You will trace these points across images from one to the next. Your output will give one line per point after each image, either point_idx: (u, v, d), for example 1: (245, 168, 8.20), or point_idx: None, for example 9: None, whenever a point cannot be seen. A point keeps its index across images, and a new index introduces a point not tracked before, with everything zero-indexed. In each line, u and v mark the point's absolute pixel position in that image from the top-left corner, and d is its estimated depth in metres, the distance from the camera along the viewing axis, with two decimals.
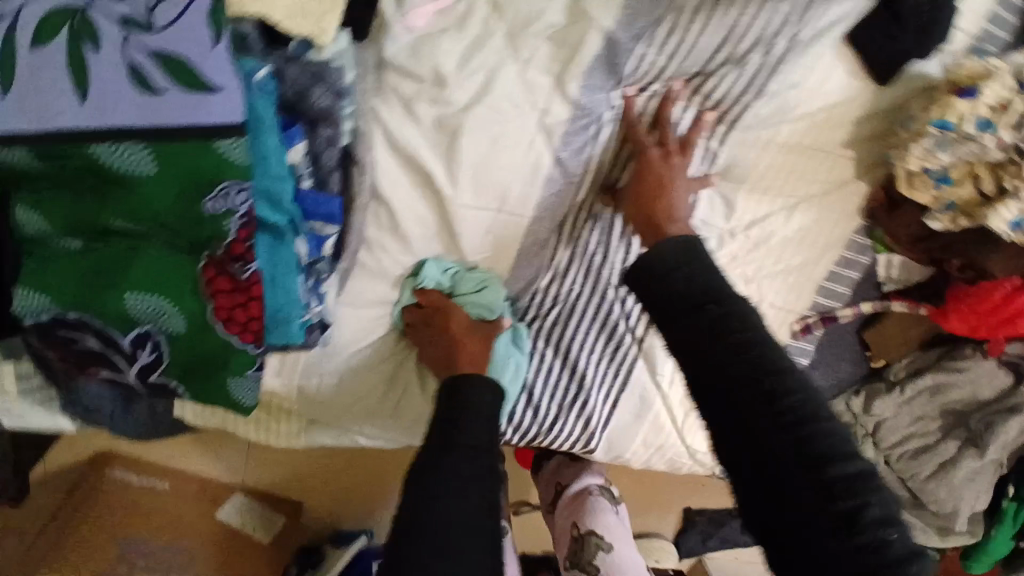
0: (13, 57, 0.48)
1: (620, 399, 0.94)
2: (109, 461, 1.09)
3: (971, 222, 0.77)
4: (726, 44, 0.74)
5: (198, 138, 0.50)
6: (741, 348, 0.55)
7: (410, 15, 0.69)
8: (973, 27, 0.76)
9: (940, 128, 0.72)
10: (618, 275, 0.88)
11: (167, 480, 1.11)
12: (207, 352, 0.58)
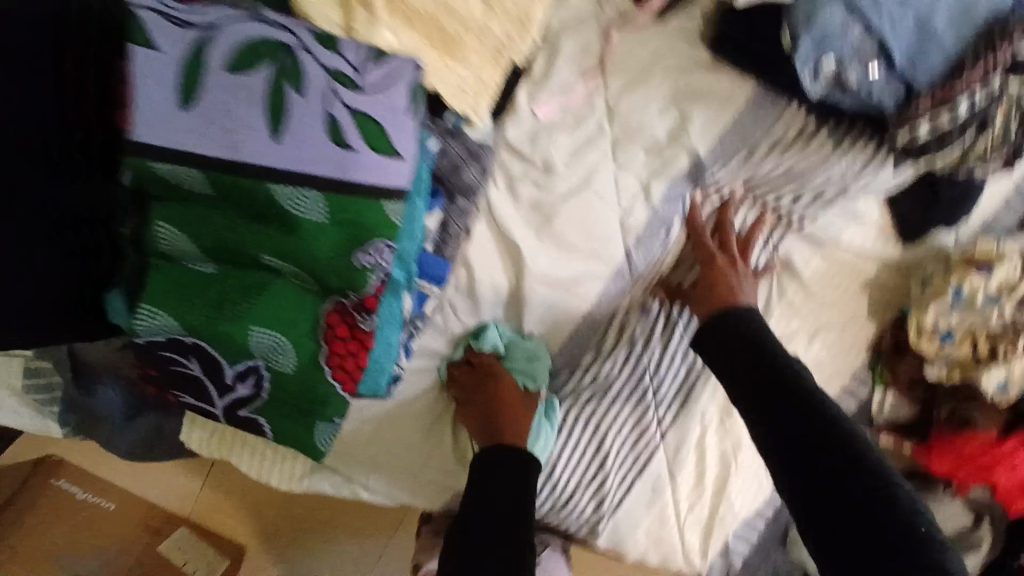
0: (207, 77, 0.47)
1: (636, 485, 0.91)
2: (57, 469, 1.03)
3: (962, 375, 0.88)
4: (792, 183, 0.80)
5: (374, 198, 0.51)
6: (780, 369, 0.68)
7: (538, 106, 0.75)
8: (988, 209, 0.86)
9: (956, 293, 0.83)
10: (657, 360, 0.88)
11: (114, 499, 1.05)
12: (306, 394, 0.59)
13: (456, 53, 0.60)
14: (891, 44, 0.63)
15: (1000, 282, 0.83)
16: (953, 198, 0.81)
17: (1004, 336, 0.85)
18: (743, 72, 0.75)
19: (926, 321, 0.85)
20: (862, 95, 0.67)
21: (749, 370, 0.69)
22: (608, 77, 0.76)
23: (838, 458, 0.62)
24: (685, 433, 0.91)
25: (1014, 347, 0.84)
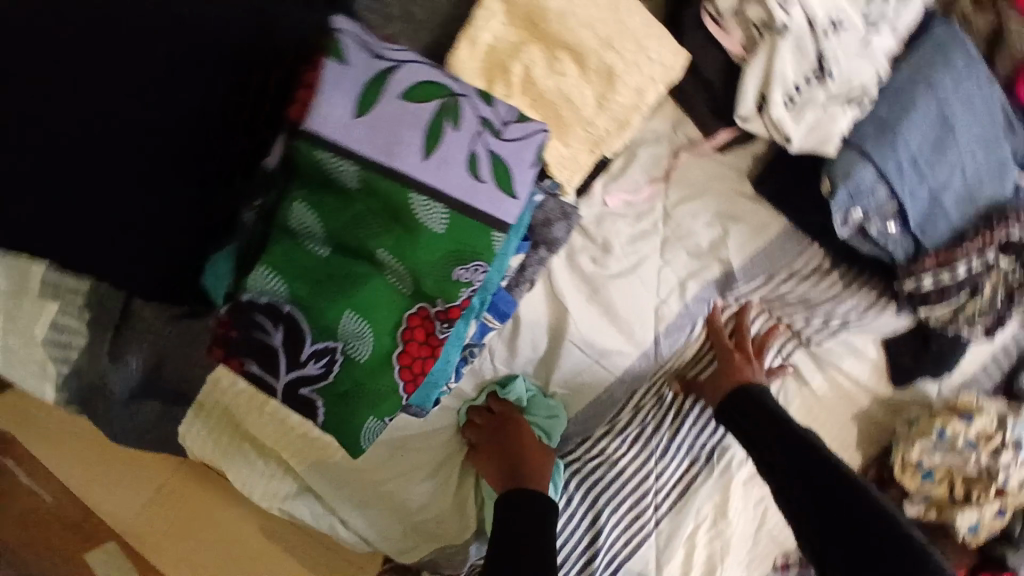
0: (384, 96, 0.57)
1: (623, 569, 0.90)
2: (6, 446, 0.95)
3: (938, 514, 0.94)
4: (808, 308, 0.91)
5: (486, 225, 0.60)
6: (769, 411, 0.86)
7: (609, 195, 0.83)
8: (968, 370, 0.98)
9: (940, 435, 0.90)
10: (664, 445, 0.91)
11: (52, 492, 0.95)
12: (366, 387, 0.62)
13: (564, 134, 0.71)
14: (908, 209, 0.74)
15: (981, 431, 0.91)
16: (943, 354, 0.91)
17: (977, 481, 0.92)
18: (779, 211, 0.87)
19: (911, 457, 0.92)
20: (877, 245, 0.77)
21: (765, 429, 0.84)
22: (670, 184, 0.85)
23: (829, 475, 0.79)
24: (678, 524, 0.92)
25: (986, 494, 0.91)
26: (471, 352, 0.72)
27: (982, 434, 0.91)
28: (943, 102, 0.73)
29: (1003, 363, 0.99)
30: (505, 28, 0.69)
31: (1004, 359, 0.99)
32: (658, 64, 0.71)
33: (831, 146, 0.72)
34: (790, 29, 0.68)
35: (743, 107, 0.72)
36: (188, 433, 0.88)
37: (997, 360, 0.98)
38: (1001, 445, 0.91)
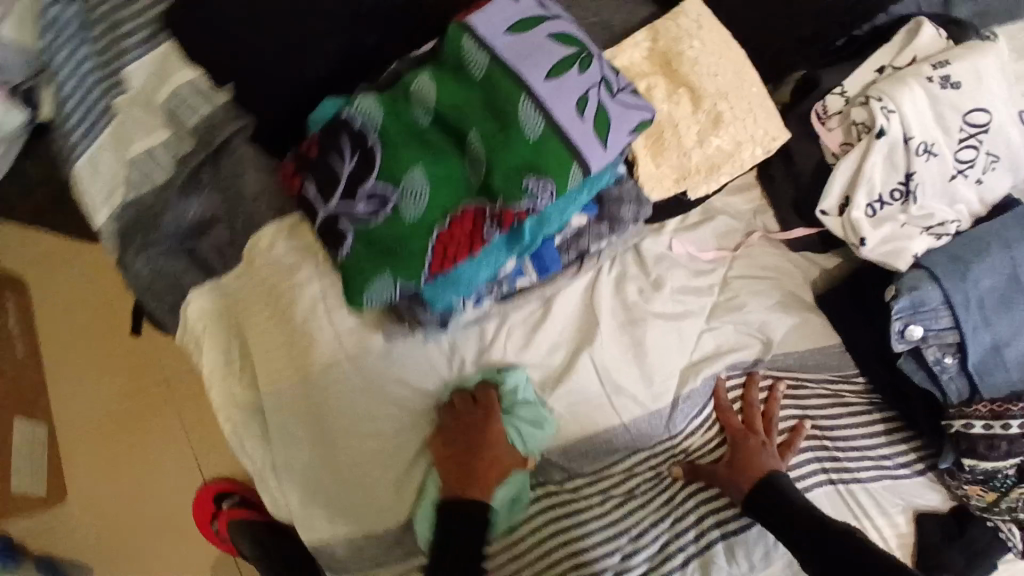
0: (535, 25, 0.66)
1: None
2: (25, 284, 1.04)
3: None
4: (846, 444, 0.81)
5: (570, 153, 0.62)
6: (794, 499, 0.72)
7: (676, 241, 0.82)
8: None
9: None
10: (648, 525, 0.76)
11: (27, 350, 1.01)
12: (396, 244, 0.62)
13: (660, 153, 0.74)
14: (969, 348, 0.71)
15: None
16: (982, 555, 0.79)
17: None
18: (837, 328, 0.84)
19: None
20: (931, 377, 0.72)
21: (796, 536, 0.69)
22: (738, 258, 0.83)
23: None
24: None
25: None
26: (496, 290, 0.69)
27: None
28: (1016, 257, 0.71)
29: None
30: (641, 60, 0.76)
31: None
32: (763, 129, 0.75)
33: (902, 261, 0.72)
34: (886, 135, 0.70)
35: (826, 200, 0.74)
36: (192, 304, 0.80)
37: None
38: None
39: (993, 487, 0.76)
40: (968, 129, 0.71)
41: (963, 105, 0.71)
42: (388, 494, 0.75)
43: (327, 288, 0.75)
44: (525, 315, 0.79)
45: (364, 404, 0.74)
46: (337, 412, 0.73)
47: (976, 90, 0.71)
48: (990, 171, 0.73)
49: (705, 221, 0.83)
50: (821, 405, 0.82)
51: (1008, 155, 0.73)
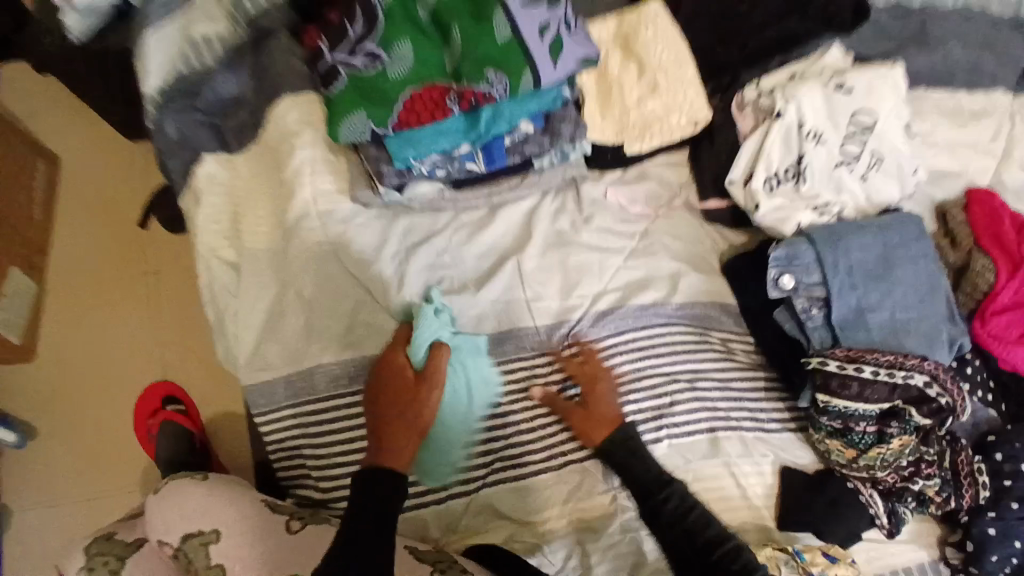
0: None
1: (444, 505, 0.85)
2: (84, 187, 1.41)
3: None
4: (733, 394, 0.91)
5: (525, 60, 0.80)
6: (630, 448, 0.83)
7: (610, 189, 0.98)
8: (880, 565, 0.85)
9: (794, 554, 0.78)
10: (543, 418, 0.88)
11: (67, 237, 1.38)
12: (374, 94, 0.80)
13: (607, 105, 0.94)
14: (834, 303, 0.84)
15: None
16: (845, 515, 0.84)
17: None
18: (735, 291, 0.95)
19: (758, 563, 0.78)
20: (800, 325, 0.87)
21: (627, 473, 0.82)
22: (660, 217, 0.99)
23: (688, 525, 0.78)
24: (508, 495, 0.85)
25: None
26: (448, 166, 0.87)
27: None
28: (886, 240, 0.86)
29: None
30: (607, 40, 0.96)
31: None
32: (689, 100, 0.94)
33: (787, 226, 0.89)
34: (784, 118, 0.88)
35: (735, 170, 0.92)
36: (202, 166, 1.04)
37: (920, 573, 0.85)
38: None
39: (852, 444, 0.83)
40: (853, 125, 0.89)
41: (853, 107, 0.89)
42: (307, 347, 0.92)
43: (316, 156, 0.94)
44: (471, 216, 0.94)
45: (320, 263, 0.92)
46: (295, 257, 0.92)
47: (866, 101, 0.89)
48: (873, 169, 0.90)
49: (640, 181, 1.00)
50: (701, 359, 0.91)
51: (891, 159, 0.91)
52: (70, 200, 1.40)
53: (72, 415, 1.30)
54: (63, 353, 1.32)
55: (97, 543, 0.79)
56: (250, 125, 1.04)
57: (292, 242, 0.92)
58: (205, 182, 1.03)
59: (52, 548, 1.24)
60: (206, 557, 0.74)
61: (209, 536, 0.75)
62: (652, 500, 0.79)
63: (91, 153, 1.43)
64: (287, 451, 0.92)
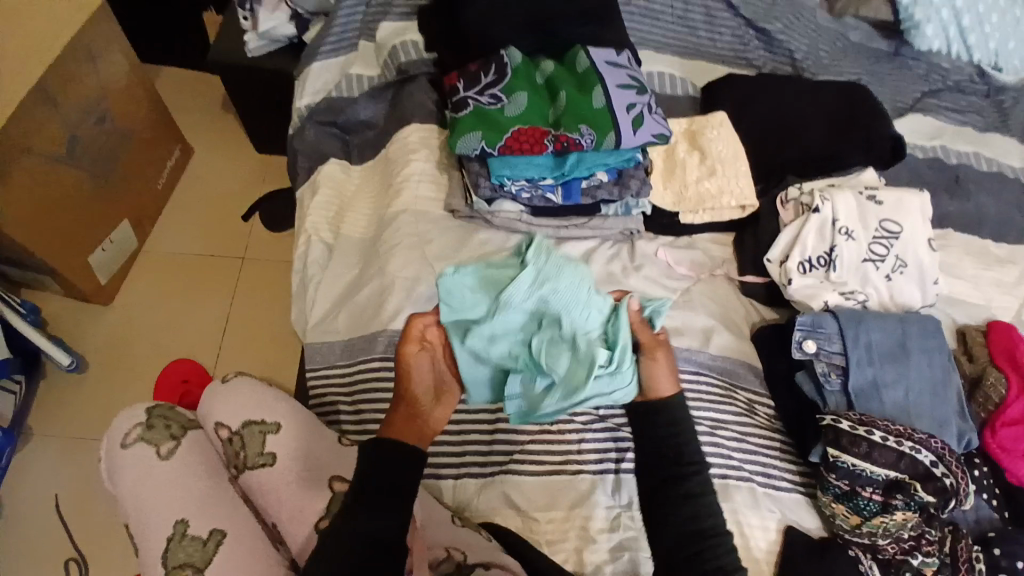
0: (623, 66, 1.08)
1: (463, 482, 0.91)
2: (206, 178, 1.63)
3: None
4: (749, 448, 0.95)
5: (611, 123, 0.99)
6: None
7: (660, 248, 1.12)
8: None
9: None
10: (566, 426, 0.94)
11: (177, 212, 1.57)
12: (488, 122, 1.00)
13: (670, 179, 1.12)
14: (851, 373, 0.93)
15: None
16: None
17: None
18: (760, 359, 1.04)
19: None
20: (819, 389, 0.95)
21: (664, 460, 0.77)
22: (703, 280, 1.11)
23: None
24: (519, 486, 0.90)
25: None
26: (533, 191, 1.04)
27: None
28: (904, 329, 0.96)
29: None
30: (679, 132, 1.16)
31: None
32: (740, 189, 1.10)
33: (816, 301, 1.01)
34: (820, 212, 1.03)
35: (772, 251, 1.05)
36: (327, 166, 1.23)
37: None
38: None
39: (857, 510, 0.86)
40: (881, 229, 1.03)
41: (881, 215, 1.04)
42: (377, 316, 1.02)
43: (426, 170, 1.14)
44: None
45: (403, 251, 1.06)
46: (387, 241, 1.07)
47: (892, 213, 1.05)
48: (896, 271, 1.03)
49: (687, 248, 1.14)
50: (724, 410, 0.98)
51: (914, 266, 1.04)
52: (191, 186, 1.61)
53: (119, 360, 1.36)
54: (134, 308, 1.43)
55: (160, 408, 0.91)
56: (375, 142, 1.26)
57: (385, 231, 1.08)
58: (325, 178, 1.22)
59: (60, 480, 1.22)
60: (260, 445, 0.88)
61: (268, 426, 0.88)
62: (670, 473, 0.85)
63: (224, 153, 1.67)
64: (326, 401, 1.01)
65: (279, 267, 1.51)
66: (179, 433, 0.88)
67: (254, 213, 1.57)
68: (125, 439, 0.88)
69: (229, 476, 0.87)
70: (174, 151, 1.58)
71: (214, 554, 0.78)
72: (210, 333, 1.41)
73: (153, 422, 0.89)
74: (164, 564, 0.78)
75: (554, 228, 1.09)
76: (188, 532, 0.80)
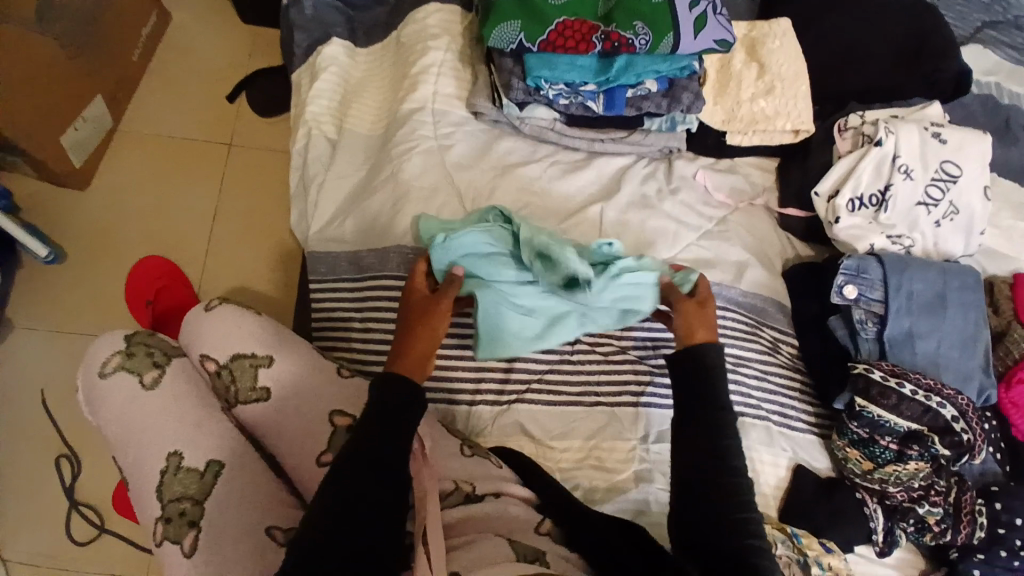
0: None
1: (477, 405, 0.88)
2: (189, 51, 1.44)
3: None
4: (770, 388, 0.93)
5: (671, 23, 0.85)
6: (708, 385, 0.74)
7: (699, 172, 1.04)
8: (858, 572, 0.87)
9: (793, 535, 0.84)
10: (587, 357, 0.91)
11: (157, 90, 1.40)
12: (528, 9, 0.85)
13: (720, 94, 1.00)
14: (889, 322, 0.89)
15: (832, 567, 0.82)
16: (845, 518, 0.86)
17: None
18: (790, 299, 1.00)
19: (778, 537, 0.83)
20: (852, 336, 0.91)
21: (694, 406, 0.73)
22: (739, 210, 1.04)
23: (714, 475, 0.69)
24: (536, 414, 0.88)
25: None
26: (571, 98, 0.91)
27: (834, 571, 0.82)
28: (946, 281, 0.91)
29: None
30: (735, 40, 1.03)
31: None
32: (798, 111, 0.99)
33: (860, 244, 0.95)
34: (882, 146, 0.94)
35: (823, 184, 0.97)
36: (329, 46, 1.07)
37: None
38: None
39: (872, 457, 0.86)
40: (940, 171, 0.95)
41: (943, 156, 0.95)
42: (391, 226, 0.93)
43: (446, 61, 1.00)
44: (567, 156, 1.00)
45: (419, 155, 0.95)
46: (401, 142, 0.96)
47: (956, 153, 0.96)
48: (947, 218, 0.96)
49: (728, 173, 1.06)
50: (749, 347, 0.95)
51: (964, 215, 0.96)
52: (172, 60, 1.43)
53: (100, 250, 1.26)
54: (114, 196, 1.30)
55: (139, 334, 0.88)
56: (385, 23, 1.10)
57: (397, 130, 0.96)
58: (326, 62, 1.07)
59: (48, 371, 1.16)
60: (252, 379, 0.85)
61: (260, 360, 0.85)
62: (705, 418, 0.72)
63: (206, 20, 1.47)
64: (332, 318, 0.93)
65: (272, 158, 1.37)
66: (162, 360, 0.86)
67: (241, 93, 1.41)
68: (105, 367, 0.86)
69: (222, 408, 0.85)
70: (152, 14, 1.38)
71: (212, 485, 0.78)
72: (197, 225, 1.30)
73: (134, 350, 0.86)
74: (160, 497, 0.77)
75: (588, 140, 0.99)
76: (182, 465, 0.79)
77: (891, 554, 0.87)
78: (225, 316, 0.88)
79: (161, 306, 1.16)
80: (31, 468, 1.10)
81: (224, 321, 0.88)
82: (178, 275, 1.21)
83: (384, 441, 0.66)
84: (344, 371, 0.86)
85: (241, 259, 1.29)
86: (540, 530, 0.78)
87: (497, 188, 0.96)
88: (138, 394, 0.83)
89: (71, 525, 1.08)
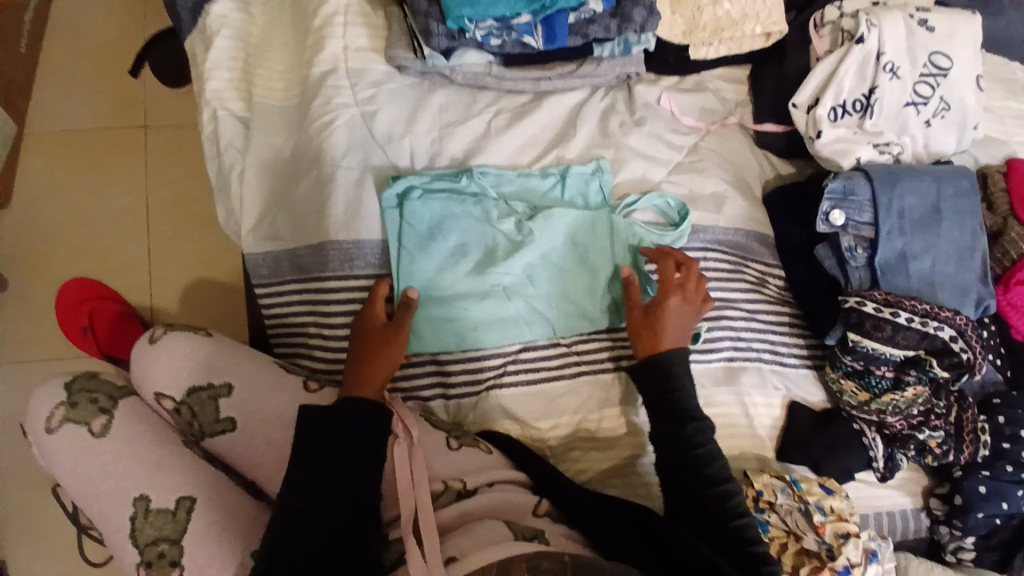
0: None
1: (453, 397, 0.84)
2: (72, 25, 1.26)
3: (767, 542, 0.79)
4: (760, 327, 0.88)
5: None
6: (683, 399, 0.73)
7: (662, 96, 0.92)
8: (859, 499, 0.87)
9: (793, 482, 0.80)
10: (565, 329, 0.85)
11: (49, 78, 1.23)
12: None
13: (678, 4, 0.86)
14: (880, 243, 0.82)
15: (836, 510, 0.78)
16: (849, 451, 0.84)
17: (812, 557, 0.77)
18: (773, 228, 0.92)
19: (756, 484, 0.79)
20: (840, 264, 0.84)
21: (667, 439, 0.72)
22: (712, 133, 0.93)
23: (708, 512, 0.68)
24: (514, 397, 0.84)
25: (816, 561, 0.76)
26: (504, 35, 0.79)
27: (837, 514, 0.78)
28: (940, 190, 0.83)
29: (885, 525, 0.87)
30: None
31: (891, 530, 0.87)
32: (767, 11, 0.86)
33: (846, 160, 0.85)
34: (863, 44, 0.82)
35: (801, 94, 0.85)
36: (216, 4, 0.91)
37: (895, 519, 0.87)
38: (853, 535, 0.77)
39: (867, 387, 0.83)
40: (929, 64, 0.83)
41: (931, 45, 0.83)
42: (323, 215, 0.83)
43: (351, 6, 0.86)
44: (513, 101, 0.89)
45: (343, 129, 0.84)
46: (318, 114, 0.84)
47: (946, 38, 0.84)
48: (938, 116, 0.86)
49: (695, 92, 0.94)
50: (733, 287, 0.88)
51: (957, 111, 0.86)
52: (57, 41, 1.25)
53: (33, 273, 1.15)
54: (33, 208, 1.17)
55: (78, 380, 0.82)
56: None
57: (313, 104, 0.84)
58: (217, 24, 0.90)
59: (9, 408, 1.09)
60: (214, 412, 0.80)
61: (219, 390, 0.80)
62: (682, 451, 0.71)
63: None
64: (288, 325, 0.87)
65: (192, 137, 1.23)
66: (110, 405, 0.80)
67: (144, 65, 1.24)
68: (49, 424, 0.79)
69: (187, 444, 0.80)
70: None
71: (187, 521, 0.73)
72: (129, 225, 1.18)
73: (76, 399, 0.80)
74: (135, 543, 0.73)
75: (533, 81, 0.87)
76: (150, 507, 0.74)
77: (893, 477, 0.87)
78: (172, 352, 0.81)
79: (101, 333, 1.07)
80: (15, 507, 1.06)
81: (171, 357, 0.81)
82: (112, 295, 1.12)
83: (336, 436, 0.66)
84: (310, 385, 0.80)
85: (182, 252, 1.18)
86: (539, 512, 0.73)
87: (440, 152, 0.86)
88: (94, 448, 0.78)
89: (78, 551, 1.05)
